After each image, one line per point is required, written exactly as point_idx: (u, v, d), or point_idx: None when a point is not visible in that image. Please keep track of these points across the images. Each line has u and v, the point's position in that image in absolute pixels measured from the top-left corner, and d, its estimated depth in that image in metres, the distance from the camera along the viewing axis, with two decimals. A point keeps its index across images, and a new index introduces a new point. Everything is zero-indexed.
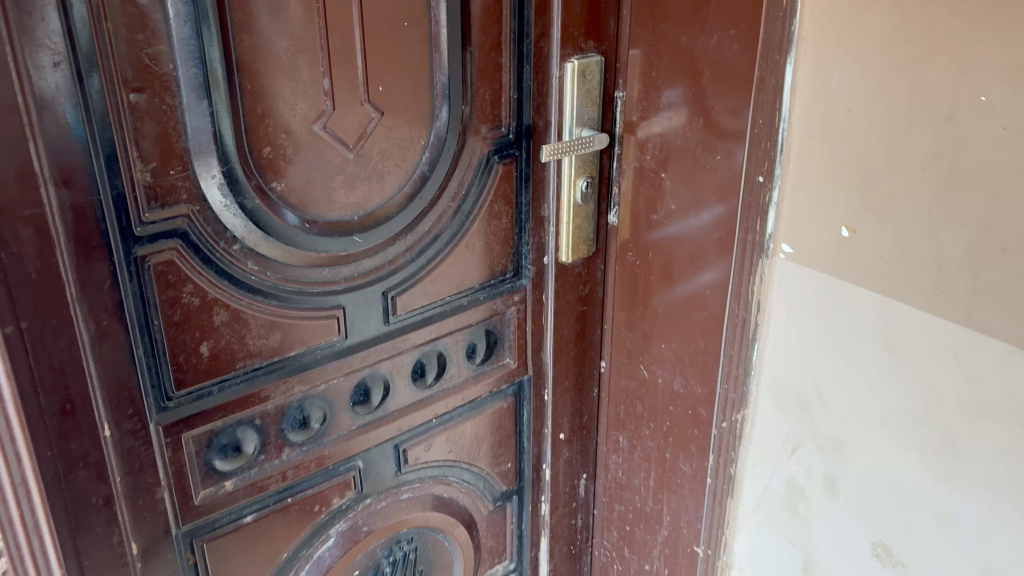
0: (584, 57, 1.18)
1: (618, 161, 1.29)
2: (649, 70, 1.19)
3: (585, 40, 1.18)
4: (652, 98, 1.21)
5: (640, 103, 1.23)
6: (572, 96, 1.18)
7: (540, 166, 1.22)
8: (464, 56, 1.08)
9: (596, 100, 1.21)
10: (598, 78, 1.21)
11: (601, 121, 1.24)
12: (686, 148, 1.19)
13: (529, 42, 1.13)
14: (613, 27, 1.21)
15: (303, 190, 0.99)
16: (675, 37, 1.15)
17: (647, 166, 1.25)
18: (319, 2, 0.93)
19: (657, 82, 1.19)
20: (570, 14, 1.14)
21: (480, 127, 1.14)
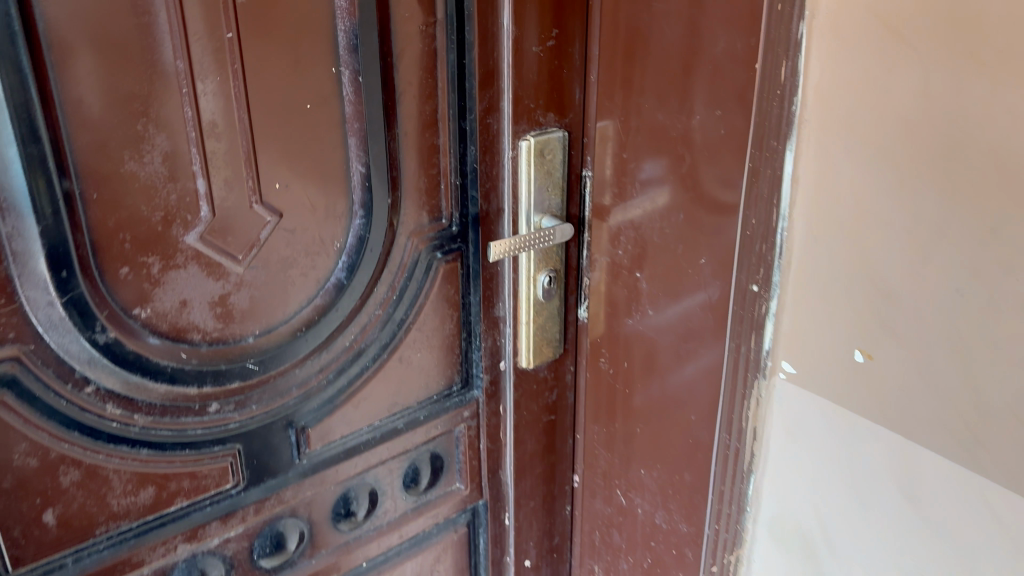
0: (542, 132, 0.98)
1: (588, 249, 1.09)
2: (622, 149, 1.01)
3: (544, 112, 0.98)
4: (625, 181, 1.02)
5: (613, 186, 1.04)
6: (530, 179, 0.98)
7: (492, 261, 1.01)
8: (389, 139, 0.88)
9: (558, 183, 1.02)
10: (559, 157, 1.01)
11: (565, 206, 1.04)
12: (665, 246, 1.00)
13: (473, 118, 0.93)
14: (579, 96, 1.02)
15: (176, 314, 0.80)
16: (651, 112, 0.96)
17: (620, 261, 1.06)
18: (187, 87, 0.73)
19: (631, 163, 1.00)
20: (524, 83, 0.95)
21: (413, 221, 0.94)
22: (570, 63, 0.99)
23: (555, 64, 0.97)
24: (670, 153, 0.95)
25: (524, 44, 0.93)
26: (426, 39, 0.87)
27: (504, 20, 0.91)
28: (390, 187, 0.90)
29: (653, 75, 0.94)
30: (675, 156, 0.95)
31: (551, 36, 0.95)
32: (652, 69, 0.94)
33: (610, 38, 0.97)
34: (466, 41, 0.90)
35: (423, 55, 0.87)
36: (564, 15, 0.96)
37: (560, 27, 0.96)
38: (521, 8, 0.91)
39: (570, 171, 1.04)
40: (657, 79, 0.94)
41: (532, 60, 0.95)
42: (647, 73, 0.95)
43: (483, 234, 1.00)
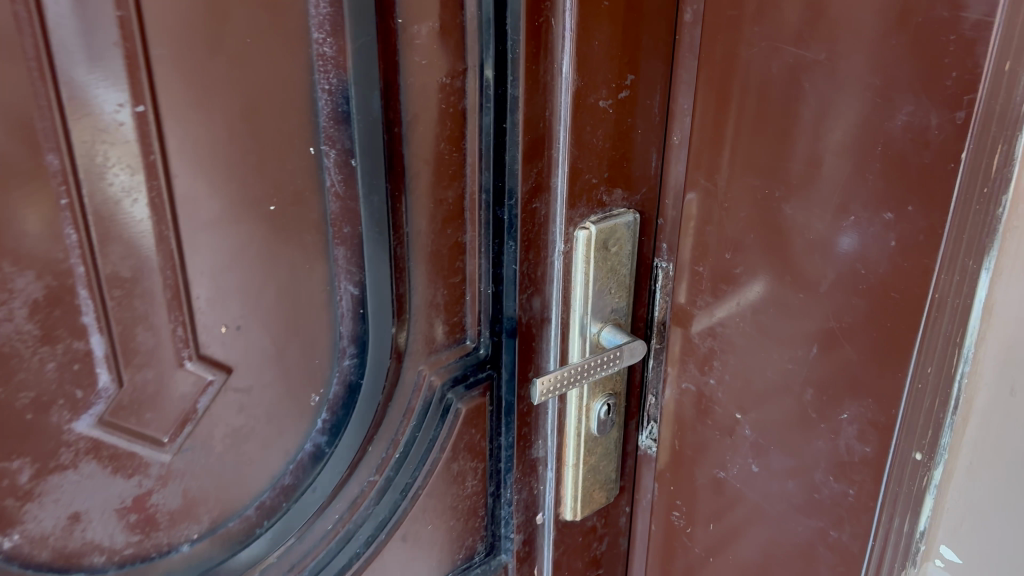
0: (609, 217, 0.70)
1: (657, 361, 0.80)
2: (719, 238, 0.70)
3: (609, 188, 0.70)
4: (725, 284, 0.71)
5: (708, 290, 0.72)
6: (588, 281, 0.71)
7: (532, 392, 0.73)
8: (393, 244, 0.59)
9: (626, 282, 0.73)
10: (629, 249, 0.73)
11: (632, 310, 0.76)
12: (776, 387, 0.69)
13: (514, 204, 0.65)
14: (658, 164, 0.72)
15: (64, 536, 0.51)
16: (756, 195, 0.66)
17: (711, 395, 0.75)
18: (66, 198, 0.45)
19: (732, 261, 0.70)
20: (584, 150, 0.67)
21: (424, 352, 0.65)
22: (647, 121, 0.70)
23: (627, 123, 0.68)
24: (788, 258, 0.65)
25: (588, 97, 0.65)
26: (450, 96, 0.59)
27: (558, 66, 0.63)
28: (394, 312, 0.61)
29: (765, 147, 0.64)
30: (791, 264, 0.65)
31: (625, 84, 0.67)
32: (765, 138, 0.64)
33: (702, 90, 0.67)
34: (509, 97, 0.61)
35: (445, 119, 0.59)
36: (645, 55, 0.67)
37: (638, 73, 0.67)
38: (586, 47, 0.63)
39: (641, 265, 0.75)
40: (769, 153, 0.64)
41: (596, 120, 0.66)
42: (755, 143, 0.65)
43: (522, 357, 0.71)
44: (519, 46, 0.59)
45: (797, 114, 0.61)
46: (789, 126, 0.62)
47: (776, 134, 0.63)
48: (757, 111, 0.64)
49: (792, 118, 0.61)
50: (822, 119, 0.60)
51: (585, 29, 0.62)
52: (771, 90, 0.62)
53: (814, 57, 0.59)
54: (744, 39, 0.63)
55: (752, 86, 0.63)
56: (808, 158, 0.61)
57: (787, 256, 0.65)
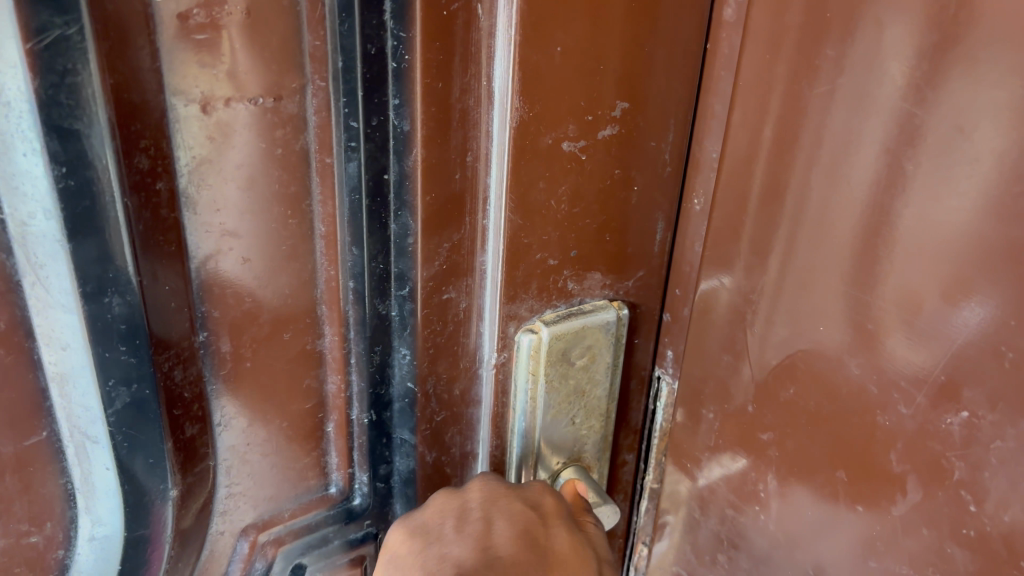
0: (575, 315, 0.45)
1: (652, 504, 0.54)
2: (744, 376, 0.43)
3: (578, 273, 0.44)
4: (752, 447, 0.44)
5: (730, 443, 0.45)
6: (535, 411, 0.45)
7: None
8: (158, 366, 0.36)
9: (600, 407, 0.47)
10: (609, 358, 0.46)
11: (608, 441, 0.49)
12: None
13: (404, 295, 0.41)
14: (665, 237, 0.46)
15: None
16: (801, 327, 0.39)
17: None
18: None
19: (754, 416, 0.43)
20: (537, 220, 0.41)
21: (249, 506, 0.43)
22: (652, 175, 0.44)
23: (615, 178, 0.43)
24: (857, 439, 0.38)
25: (541, 136, 0.39)
26: (276, 128, 0.35)
27: (491, 84, 0.38)
28: (171, 467, 0.38)
29: (828, 256, 0.37)
30: (845, 454, 0.38)
31: (612, 119, 0.41)
32: (834, 241, 0.37)
33: (744, 139, 0.41)
34: (391, 132, 0.37)
35: (269, 168, 0.36)
36: (651, 75, 0.41)
37: (636, 104, 0.41)
38: (543, 59, 0.37)
39: (626, 374, 0.49)
40: (835, 266, 0.37)
41: (556, 171, 0.40)
42: (817, 245, 0.38)
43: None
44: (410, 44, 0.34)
45: (896, 215, 0.34)
46: (882, 235, 0.35)
47: (857, 240, 0.36)
48: (823, 194, 0.37)
49: (885, 220, 0.35)
50: (926, 232, 0.33)
51: (537, 26, 0.36)
52: (856, 164, 0.35)
53: (936, 120, 0.32)
54: (823, 68, 0.36)
55: (825, 151, 0.36)
56: (897, 292, 0.35)
57: (840, 437, 0.38)
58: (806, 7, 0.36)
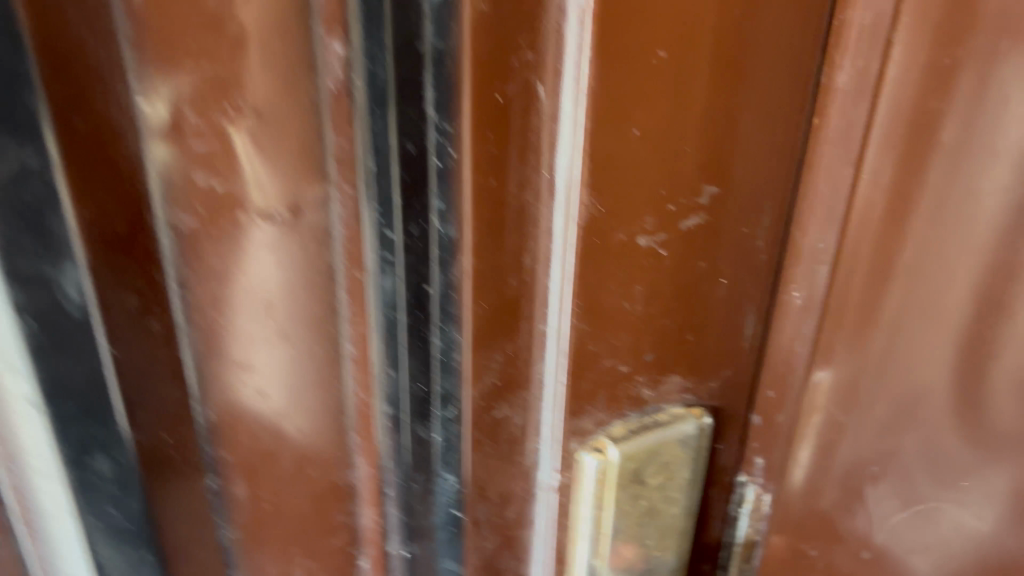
0: (649, 429, 0.38)
1: None
2: (872, 494, 0.39)
3: (656, 378, 0.37)
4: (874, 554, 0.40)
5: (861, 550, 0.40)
6: (601, 538, 0.39)
7: None
8: (159, 523, 0.30)
9: (676, 524, 0.41)
10: (687, 473, 0.40)
11: (682, 559, 0.43)
12: None
13: (449, 422, 0.34)
14: (756, 331, 0.39)
15: None
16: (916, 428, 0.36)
17: None
18: None
19: (892, 533, 0.39)
20: (607, 324, 0.34)
21: None
22: (743, 264, 0.37)
23: (698, 273, 0.36)
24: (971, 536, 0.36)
25: (613, 234, 0.32)
26: (302, 244, 0.30)
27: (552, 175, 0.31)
28: None
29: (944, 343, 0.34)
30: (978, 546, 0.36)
31: (697, 207, 0.34)
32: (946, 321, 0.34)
33: (853, 224, 0.34)
34: (433, 240, 0.30)
35: (294, 291, 0.30)
36: (744, 154, 0.34)
37: (725, 188, 0.34)
38: (616, 146, 0.30)
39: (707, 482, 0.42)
40: (946, 356, 0.34)
41: (630, 270, 0.34)
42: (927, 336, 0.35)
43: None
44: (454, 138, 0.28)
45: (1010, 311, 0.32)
46: (993, 336, 0.33)
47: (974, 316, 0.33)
48: (937, 279, 0.34)
49: (1003, 318, 0.32)
50: None
51: (609, 105, 0.29)
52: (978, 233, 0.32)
53: None
54: None
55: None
56: None
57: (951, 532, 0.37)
58: (930, 78, 0.31)
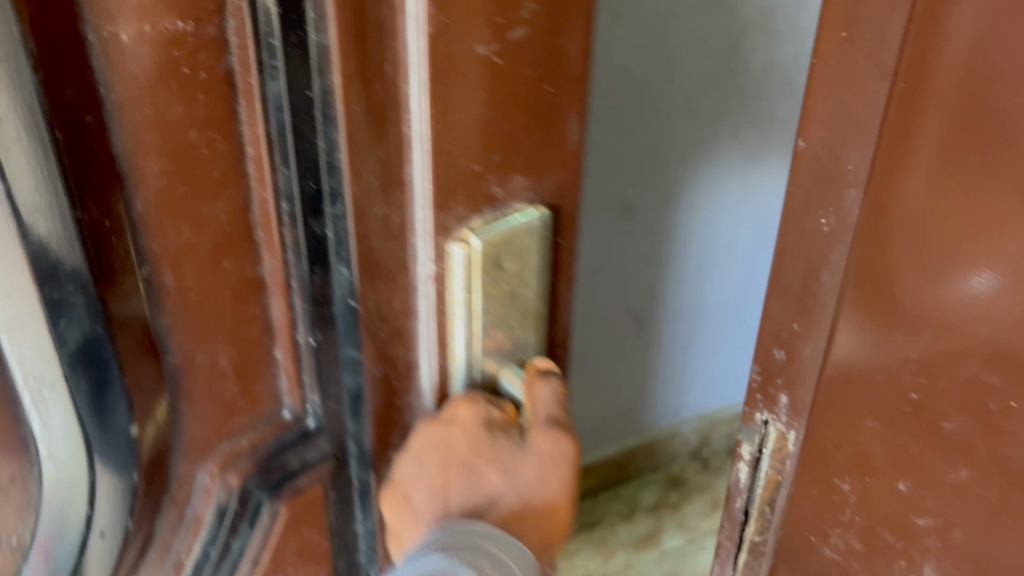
0: (502, 222, 0.46)
1: None
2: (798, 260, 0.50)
3: (502, 177, 0.45)
4: (763, 367, 0.56)
5: (753, 372, 0.57)
6: (474, 317, 0.46)
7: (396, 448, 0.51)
8: (101, 296, 0.36)
9: (532, 308, 0.49)
10: (537, 262, 0.48)
11: (540, 343, 0.51)
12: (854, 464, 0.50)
13: (336, 213, 0.41)
14: (580, 132, 0.47)
15: None
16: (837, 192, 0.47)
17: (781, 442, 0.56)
18: None
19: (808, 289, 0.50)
20: (458, 124, 0.41)
21: (209, 440, 0.45)
22: (564, 75, 0.44)
23: (528, 82, 0.43)
24: (823, 350, 0.50)
25: (454, 47, 0.39)
26: (200, 55, 0.35)
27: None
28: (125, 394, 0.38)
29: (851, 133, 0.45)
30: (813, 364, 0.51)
31: (522, 22, 0.41)
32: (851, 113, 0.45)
33: None
34: (312, 49, 0.36)
35: (195, 97, 0.36)
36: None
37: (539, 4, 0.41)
38: None
39: (554, 274, 0.50)
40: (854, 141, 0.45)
41: (473, 78, 0.40)
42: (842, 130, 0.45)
43: (378, 427, 0.49)
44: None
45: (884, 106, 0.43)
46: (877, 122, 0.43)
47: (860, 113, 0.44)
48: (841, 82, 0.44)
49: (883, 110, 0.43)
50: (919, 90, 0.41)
51: None
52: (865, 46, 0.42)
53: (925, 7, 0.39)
54: None
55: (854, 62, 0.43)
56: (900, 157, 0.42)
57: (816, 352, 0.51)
58: None
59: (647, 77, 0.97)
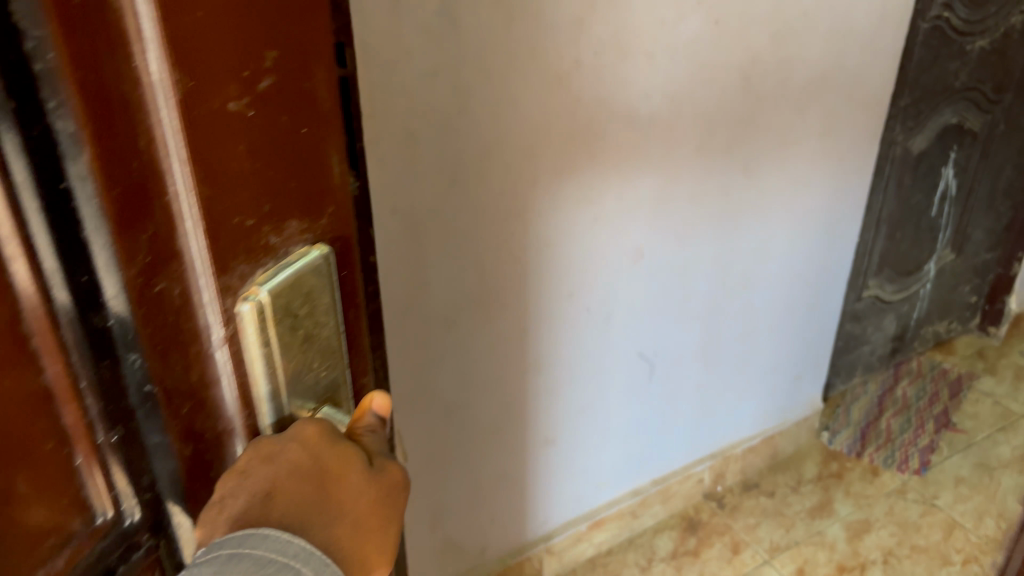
0: (284, 269, 0.60)
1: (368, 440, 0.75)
2: None
3: (276, 229, 0.59)
4: None
5: None
6: (274, 350, 0.62)
7: (216, 469, 0.65)
8: None
9: (328, 336, 0.67)
10: (326, 301, 0.65)
11: (333, 361, 0.69)
12: None
13: (111, 309, 0.54)
14: (341, 167, 0.63)
15: None
16: None
17: None
18: None
19: None
20: (222, 184, 0.53)
21: (33, 542, 0.51)
22: (302, 125, 0.57)
23: (284, 127, 0.56)
24: None
25: (201, 109, 0.49)
26: None
27: (150, 83, 0.47)
28: None
29: None
30: None
31: (254, 90, 0.52)
32: None
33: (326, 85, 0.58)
34: (66, 145, 0.47)
35: None
36: (293, 35, 0.54)
37: (283, 58, 0.54)
38: (188, 52, 0.48)
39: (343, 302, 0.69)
40: None
41: (233, 133, 0.52)
42: None
43: (192, 466, 0.63)
44: (46, 91, 0.45)
45: None
46: None
47: None
48: None
49: None
50: None
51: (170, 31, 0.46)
52: None
53: None
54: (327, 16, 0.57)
55: None
56: None
57: None
58: None
59: (495, 121, 1.57)
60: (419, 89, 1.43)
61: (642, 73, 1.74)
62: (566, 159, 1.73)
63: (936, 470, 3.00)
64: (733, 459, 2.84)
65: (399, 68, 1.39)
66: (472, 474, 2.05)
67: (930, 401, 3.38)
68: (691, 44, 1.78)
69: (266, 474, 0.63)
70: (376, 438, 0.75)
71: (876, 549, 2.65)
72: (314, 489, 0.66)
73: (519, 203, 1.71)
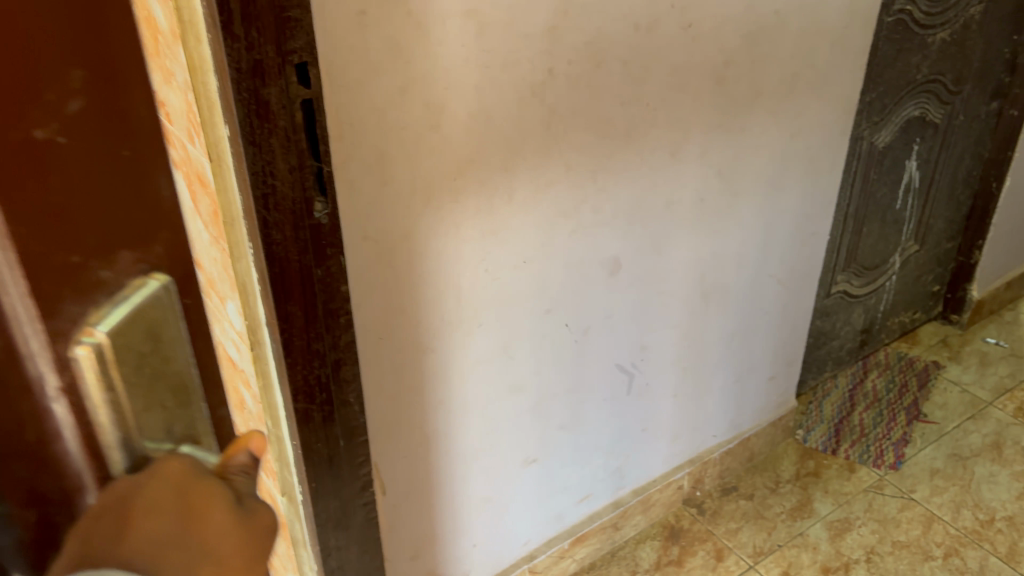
0: (127, 309, 0.69)
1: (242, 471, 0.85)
2: None
3: (101, 264, 0.66)
4: None
5: None
6: (114, 392, 0.69)
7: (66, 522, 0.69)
8: None
9: (178, 374, 0.79)
10: (173, 332, 0.77)
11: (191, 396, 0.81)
12: None
13: None
14: (168, 192, 0.74)
15: None
16: None
17: None
18: None
19: None
20: (36, 212, 0.60)
21: None
22: (131, 151, 0.68)
23: (104, 151, 0.65)
24: None
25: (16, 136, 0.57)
26: None
27: None
28: None
29: None
30: None
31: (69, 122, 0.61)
32: None
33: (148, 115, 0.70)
34: None
35: None
36: (100, 63, 0.63)
37: (89, 79, 0.62)
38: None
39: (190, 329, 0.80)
40: None
41: (45, 156, 0.59)
42: None
43: (35, 524, 0.66)
44: None
45: None
46: None
47: None
48: None
49: None
50: None
51: None
52: None
53: None
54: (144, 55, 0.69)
55: None
56: None
57: None
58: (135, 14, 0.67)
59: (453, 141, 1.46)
60: (389, 109, 1.34)
61: (617, 82, 1.66)
62: (538, 173, 1.64)
63: (911, 463, 2.96)
64: (711, 464, 2.76)
65: (366, 88, 1.30)
66: (457, 501, 1.97)
67: (900, 393, 3.32)
68: (666, 49, 1.71)
69: (123, 514, 0.69)
70: (248, 477, 0.84)
71: (859, 548, 2.61)
72: (176, 522, 0.73)
73: (483, 226, 1.60)
